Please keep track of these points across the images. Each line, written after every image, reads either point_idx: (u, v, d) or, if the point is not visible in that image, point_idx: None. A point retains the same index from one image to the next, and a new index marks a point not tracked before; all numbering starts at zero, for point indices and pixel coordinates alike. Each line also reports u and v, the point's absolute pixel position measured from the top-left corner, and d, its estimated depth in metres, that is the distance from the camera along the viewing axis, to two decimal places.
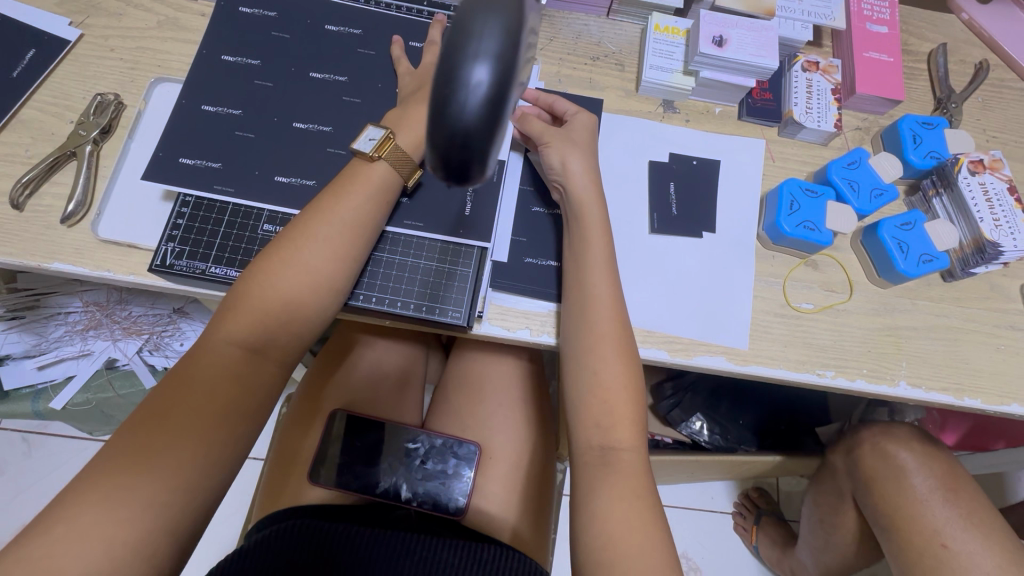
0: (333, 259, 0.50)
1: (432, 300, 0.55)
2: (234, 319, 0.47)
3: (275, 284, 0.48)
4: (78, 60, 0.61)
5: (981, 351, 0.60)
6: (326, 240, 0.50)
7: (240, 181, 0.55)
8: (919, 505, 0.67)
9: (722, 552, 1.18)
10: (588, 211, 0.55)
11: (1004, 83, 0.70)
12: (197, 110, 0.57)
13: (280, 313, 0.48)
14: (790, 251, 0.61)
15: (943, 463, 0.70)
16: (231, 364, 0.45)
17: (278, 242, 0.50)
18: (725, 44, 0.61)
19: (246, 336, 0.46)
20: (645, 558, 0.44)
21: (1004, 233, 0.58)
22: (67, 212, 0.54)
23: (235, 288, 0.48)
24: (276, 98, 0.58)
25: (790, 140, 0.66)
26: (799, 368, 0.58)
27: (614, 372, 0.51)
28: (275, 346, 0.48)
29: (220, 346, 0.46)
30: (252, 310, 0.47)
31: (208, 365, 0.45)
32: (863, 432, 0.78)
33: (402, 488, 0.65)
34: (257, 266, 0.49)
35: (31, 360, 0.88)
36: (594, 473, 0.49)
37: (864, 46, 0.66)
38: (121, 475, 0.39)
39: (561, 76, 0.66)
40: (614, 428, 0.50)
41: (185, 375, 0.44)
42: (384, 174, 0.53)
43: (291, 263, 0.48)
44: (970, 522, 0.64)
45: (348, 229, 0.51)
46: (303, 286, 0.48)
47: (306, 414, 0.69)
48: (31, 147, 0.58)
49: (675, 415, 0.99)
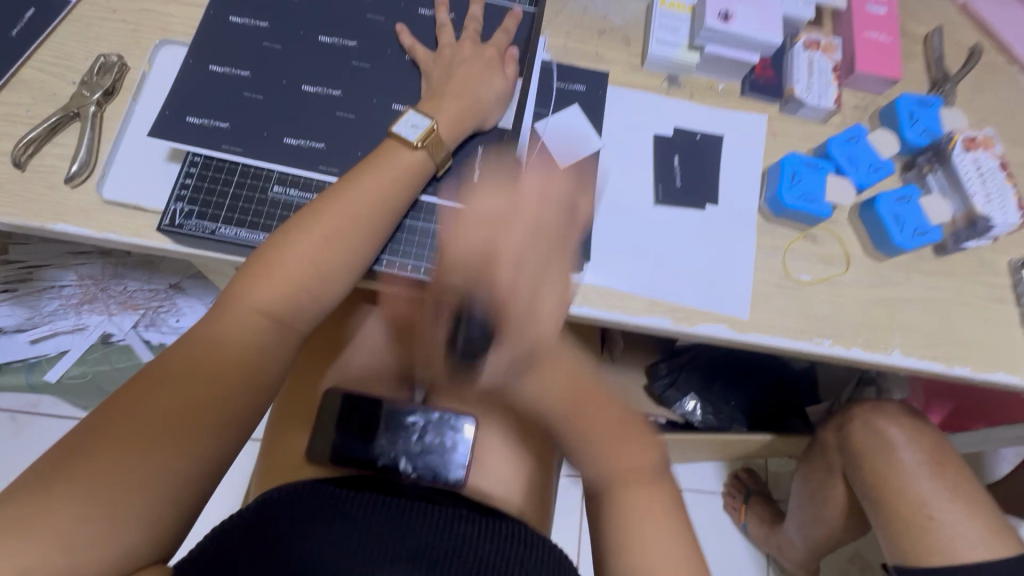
0: (365, 239, 0.51)
1: (438, 264, 0.56)
2: (266, 287, 0.47)
3: (306, 257, 0.48)
4: (79, 21, 0.60)
5: (971, 323, 0.62)
6: (364, 219, 0.50)
7: (249, 142, 0.55)
8: (906, 478, 0.69)
9: (711, 530, 1.21)
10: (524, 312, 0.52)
11: (997, 66, 0.72)
12: (204, 71, 0.56)
13: (312, 285, 0.48)
14: (790, 224, 0.63)
15: (931, 438, 0.73)
16: (258, 340, 0.46)
17: (304, 215, 0.50)
18: (730, 19, 0.62)
19: (273, 308, 0.47)
20: (655, 546, 0.51)
21: (995, 208, 0.60)
22: (71, 173, 0.54)
23: (264, 253, 0.48)
24: (284, 61, 0.57)
25: (791, 117, 0.67)
26: (798, 337, 0.59)
27: (608, 434, 0.54)
28: (295, 320, 0.48)
29: (249, 315, 0.46)
30: (279, 283, 0.47)
31: (233, 333, 0.45)
32: (853, 409, 0.79)
33: (401, 463, 0.66)
34: (284, 237, 0.49)
35: (23, 334, 0.88)
36: (624, 496, 0.53)
37: (863, 27, 0.68)
38: (129, 434, 0.38)
39: (568, 49, 0.66)
40: (624, 474, 0.53)
41: (211, 339, 0.45)
42: (420, 162, 0.54)
43: (329, 240, 0.49)
44: (955, 494, 0.67)
45: (381, 209, 0.51)
46: (340, 264, 0.49)
47: (310, 386, 0.70)
48: (32, 108, 0.57)
49: (669, 394, 1.00)
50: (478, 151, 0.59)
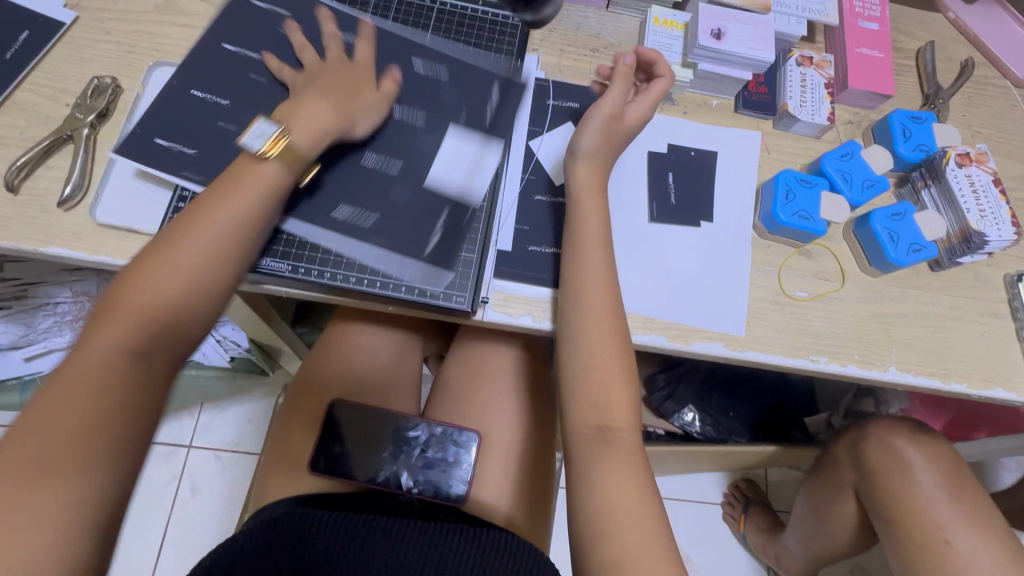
0: (212, 259, 0.46)
1: (431, 286, 0.55)
2: (113, 324, 0.43)
3: (149, 286, 0.44)
4: (73, 42, 0.60)
5: (967, 338, 0.62)
6: (207, 237, 0.46)
7: (207, 169, 0.54)
8: (923, 501, 0.66)
9: (711, 542, 1.20)
10: (586, 196, 0.56)
11: (989, 81, 0.73)
12: (187, 96, 0.57)
13: (162, 315, 0.44)
14: (784, 241, 0.63)
15: (947, 458, 0.70)
16: (110, 367, 0.42)
17: (158, 244, 0.46)
18: (723, 36, 0.63)
19: (125, 342, 0.43)
20: (621, 493, 0.47)
21: (989, 224, 0.60)
22: (64, 195, 0.54)
23: (112, 293, 0.45)
24: (265, 94, 0.58)
25: (785, 133, 0.67)
26: (793, 354, 0.59)
27: (601, 328, 0.52)
28: (160, 347, 0.44)
29: (97, 354, 0.42)
30: (131, 309, 0.44)
31: (84, 371, 0.41)
32: (871, 425, 0.77)
33: (403, 477, 0.65)
34: (141, 260, 0.46)
35: (19, 350, 0.90)
36: (589, 449, 0.50)
37: (856, 43, 0.68)
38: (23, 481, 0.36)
39: (562, 67, 0.67)
40: (603, 365, 0.51)
41: (65, 379, 0.41)
42: (273, 174, 0.50)
43: (168, 264, 0.45)
44: (973, 519, 0.64)
45: (230, 226, 0.47)
46: (186, 287, 0.45)
47: (309, 401, 0.69)
48: (25, 130, 0.57)
49: (667, 406, 1.00)
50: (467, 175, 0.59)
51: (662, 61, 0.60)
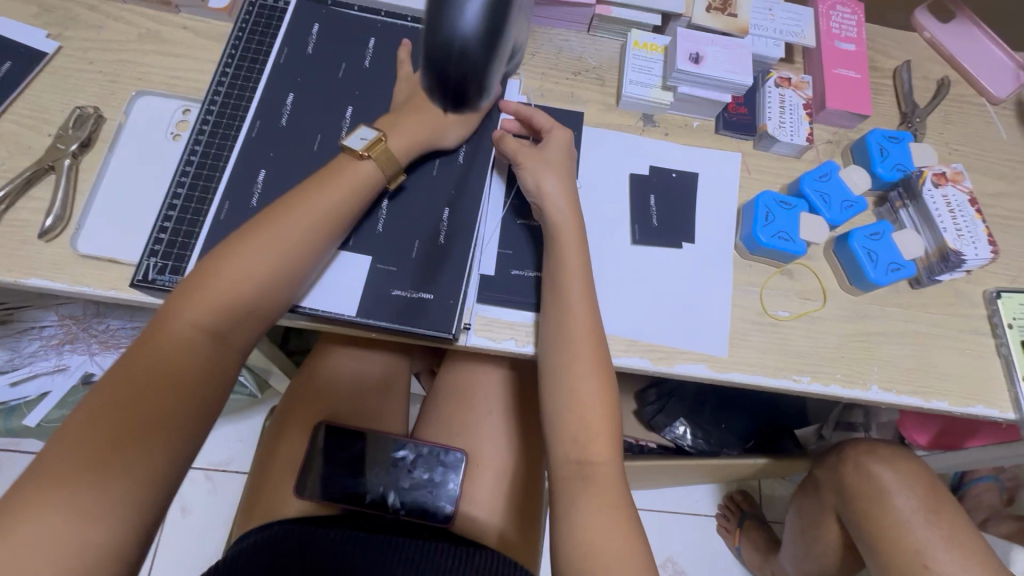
0: (302, 247, 0.51)
1: (408, 315, 0.55)
2: (201, 300, 0.48)
3: (245, 266, 0.49)
4: (55, 73, 0.61)
5: (949, 356, 0.62)
6: (302, 226, 0.51)
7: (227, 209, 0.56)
8: (901, 527, 0.67)
9: (706, 554, 1.20)
10: (564, 229, 0.56)
11: (965, 99, 0.74)
12: (195, 139, 0.59)
13: (252, 299, 0.49)
14: (765, 261, 0.63)
15: (926, 481, 0.70)
16: (196, 348, 0.47)
17: (253, 226, 0.51)
18: (702, 60, 0.63)
19: (209, 320, 0.48)
20: (600, 532, 0.48)
21: (966, 243, 0.61)
22: (44, 227, 0.54)
23: (202, 267, 0.49)
24: (270, 131, 0.59)
25: (765, 153, 0.68)
26: (776, 374, 0.59)
27: (583, 365, 0.53)
28: (241, 327, 0.50)
29: (187, 331, 0.47)
30: (222, 290, 0.48)
31: (169, 350, 0.46)
32: (846, 450, 0.76)
33: (390, 496, 0.65)
34: (227, 247, 0.50)
35: (2, 376, 0.85)
36: (570, 484, 0.51)
37: (833, 63, 0.69)
38: (86, 478, 0.39)
39: (543, 90, 0.67)
40: (586, 401, 0.52)
41: (148, 356, 0.45)
42: (370, 171, 0.55)
43: (266, 246, 0.50)
44: (950, 544, 0.64)
45: (324, 221, 0.52)
46: (275, 268, 0.50)
47: (292, 428, 0.68)
48: (8, 161, 0.57)
49: (658, 420, 1.00)
50: (444, 212, 0.59)
51: (538, 114, 0.61)
